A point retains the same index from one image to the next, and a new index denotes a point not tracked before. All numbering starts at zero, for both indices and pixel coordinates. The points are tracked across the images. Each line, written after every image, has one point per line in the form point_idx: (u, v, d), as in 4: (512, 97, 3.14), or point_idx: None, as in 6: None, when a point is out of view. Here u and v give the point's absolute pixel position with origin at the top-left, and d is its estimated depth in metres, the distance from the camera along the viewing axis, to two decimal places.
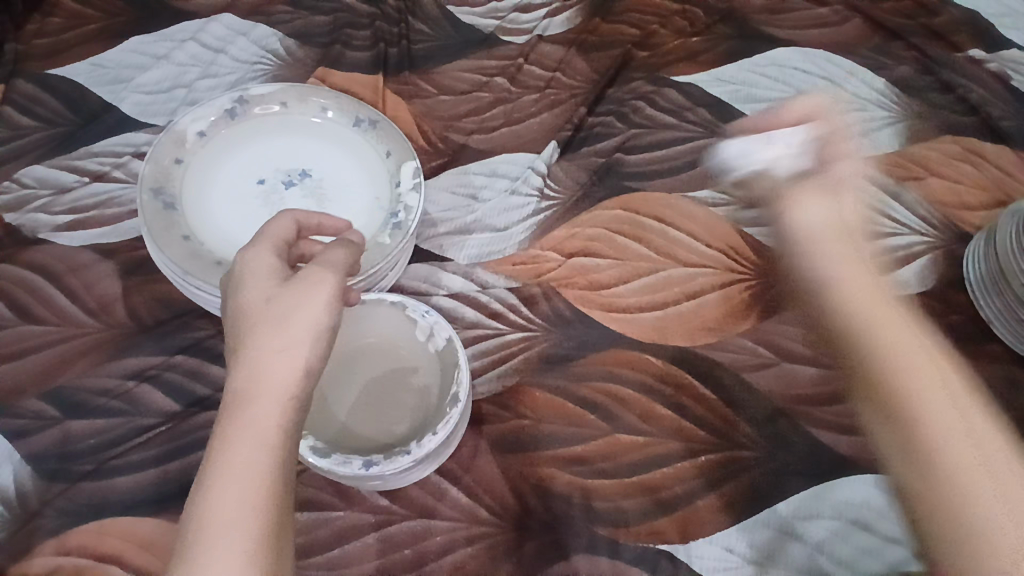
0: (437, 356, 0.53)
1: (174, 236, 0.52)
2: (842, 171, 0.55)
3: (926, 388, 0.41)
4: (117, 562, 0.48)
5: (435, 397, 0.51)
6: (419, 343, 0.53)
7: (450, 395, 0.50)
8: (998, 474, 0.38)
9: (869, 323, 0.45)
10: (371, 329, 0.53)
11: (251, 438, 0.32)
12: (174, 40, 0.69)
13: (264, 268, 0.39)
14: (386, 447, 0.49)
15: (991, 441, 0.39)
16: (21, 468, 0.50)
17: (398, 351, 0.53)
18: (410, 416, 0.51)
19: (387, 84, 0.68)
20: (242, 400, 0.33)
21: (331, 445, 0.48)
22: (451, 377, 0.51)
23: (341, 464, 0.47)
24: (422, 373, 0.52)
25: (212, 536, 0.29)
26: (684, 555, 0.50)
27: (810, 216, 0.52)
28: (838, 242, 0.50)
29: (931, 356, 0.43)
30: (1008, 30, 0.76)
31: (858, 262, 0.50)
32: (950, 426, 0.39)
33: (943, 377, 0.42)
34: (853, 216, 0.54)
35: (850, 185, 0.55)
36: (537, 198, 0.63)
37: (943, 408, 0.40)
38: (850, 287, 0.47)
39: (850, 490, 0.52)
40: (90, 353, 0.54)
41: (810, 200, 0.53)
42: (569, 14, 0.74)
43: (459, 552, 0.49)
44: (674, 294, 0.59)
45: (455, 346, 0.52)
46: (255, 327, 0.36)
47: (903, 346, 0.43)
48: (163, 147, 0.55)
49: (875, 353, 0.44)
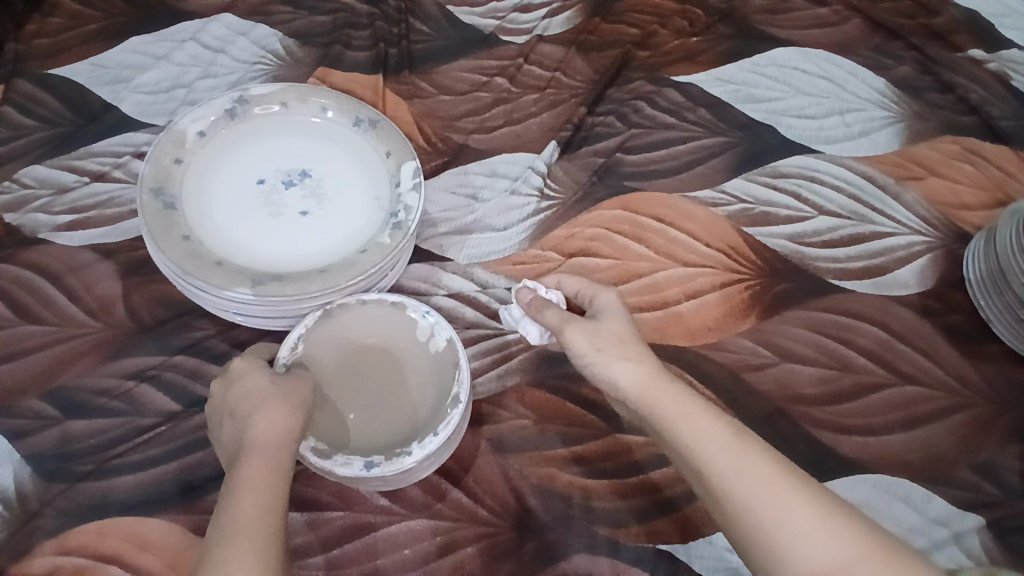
0: (438, 356, 0.52)
1: (174, 236, 0.51)
2: (606, 297, 0.51)
3: (712, 460, 0.39)
4: (117, 562, 0.48)
5: (436, 397, 0.51)
6: (419, 343, 0.53)
7: (451, 396, 0.50)
8: (807, 512, 0.36)
9: (658, 420, 0.43)
10: (367, 327, 0.53)
11: (271, 478, 0.40)
12: (174, 40, 0.69)
13: (255, 364, 0.46)
14: (388, 448, 0.49)
15: (781, 488, 0.37)
16: (21, 468, 0.50)
17: (397, 350, 0.53)
18: (410, 416, 0.51)
19: (387, 84, 0.68)
20: (263, 451, 0.41)
21: (332, 445, 0.48)
22: (451, 378, 0.51)
23: (341, 465, 0.47)
24: (421, 373, 0.52)
25: (236, 550, 0.36)
26: (683, 555, 0.50)
27: (583, 348, 0.48)
28: (614, 352, 0.47)
29: (707, 418, 0.42)
30: (1008, 29, 0.76)
31: (638, 357, 0.47)
32: (752, 479, 0.38)
33: (722, 436, 0.40)
34: (630, 333, 0.49)
35: (622, 305, 0.51)
36: (537, 198, 0.63)
37: (733, 475, 0.38)
38: (639, 387, 0.45)
39: (849, 490, 0.52)
40: (91, 353, 0.54)
41: (574, 335, 0.49)
42: (569, 14, 0.74)
43: (460, 553, 0.49)
44: (674, 294, 0.59)
45: (455, 347, 0.52)
46: (266, 399, 0.44)
47: (681, 429, 0.41)
48: (163, 147, 0.54)
49: (674, 454, 0.42)
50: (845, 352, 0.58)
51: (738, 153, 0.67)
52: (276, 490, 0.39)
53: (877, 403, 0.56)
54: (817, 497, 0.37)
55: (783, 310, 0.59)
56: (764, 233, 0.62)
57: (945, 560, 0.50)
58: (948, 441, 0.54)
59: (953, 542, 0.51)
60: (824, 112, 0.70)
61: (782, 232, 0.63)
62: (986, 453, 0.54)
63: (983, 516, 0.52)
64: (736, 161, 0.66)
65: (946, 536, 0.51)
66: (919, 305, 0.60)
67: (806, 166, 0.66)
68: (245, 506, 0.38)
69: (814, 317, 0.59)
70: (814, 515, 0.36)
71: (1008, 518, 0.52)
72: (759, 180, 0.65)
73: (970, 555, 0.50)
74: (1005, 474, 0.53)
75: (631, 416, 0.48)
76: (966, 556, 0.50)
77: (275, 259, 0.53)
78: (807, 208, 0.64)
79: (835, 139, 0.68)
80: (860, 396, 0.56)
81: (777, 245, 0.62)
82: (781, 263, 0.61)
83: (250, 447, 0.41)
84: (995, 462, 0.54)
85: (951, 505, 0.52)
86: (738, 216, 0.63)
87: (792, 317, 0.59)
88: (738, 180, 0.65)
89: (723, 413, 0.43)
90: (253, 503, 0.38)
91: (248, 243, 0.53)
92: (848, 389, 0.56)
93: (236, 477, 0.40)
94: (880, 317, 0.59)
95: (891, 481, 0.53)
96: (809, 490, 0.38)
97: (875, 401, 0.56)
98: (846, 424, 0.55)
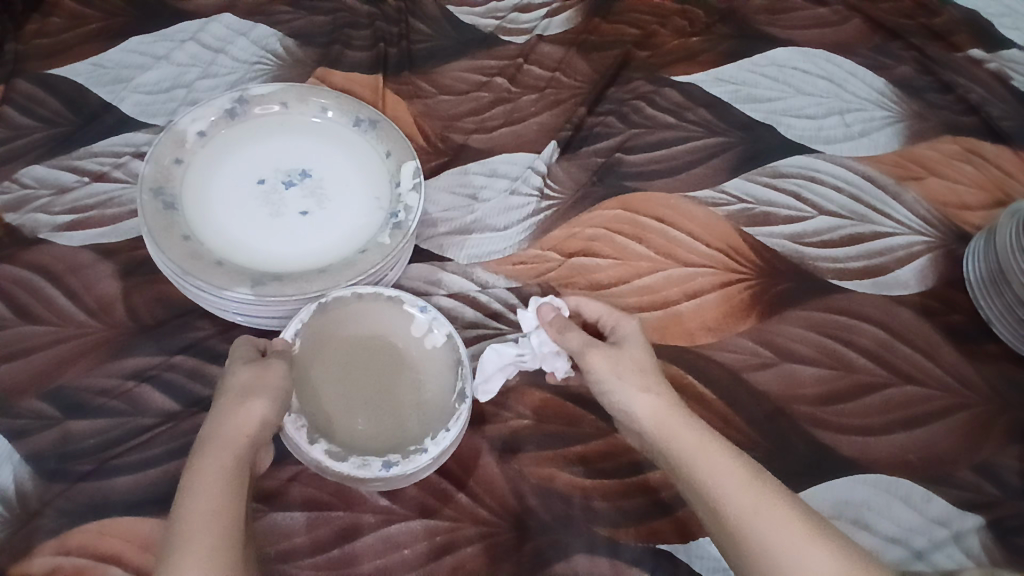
0: (437, 348, 0.53)
1: (174, 236, 0.51)
2: (629, 327, 0.51)
3: (727, 497, 0.40)
4: (117, 562, 0.48)
5: (439, 395, 0.52)
6: (417, 340, 0.53)
7: (457, 392, 0.51)
8: (822, 554, 0.36)
9: (675, 453, 0.43)
10: (364, 321, 0.53)
11: (234, 474, 0.40)
12: (174, 40, 0.69)
13: (238, 357, 0.47)
14: (401, 445, 0.50)
15: (796, 528, 0.38)
16: (21, 468, 0.50)
17: (396, 345, 0.53)
18: (412, 411, 0.51)
19: (387, 84, 0.68)
20: (227, 450, 0.41)
21: (345, 446, 0.49)
22: (454, 373, 0.52)
23: (360, 467, 0.48)
24: (422, 365, 0.53)
25: (182, 551, 0.36)
26: (684, 556, 0.50)
27: (604, 373, 0.48)
28: (634, 382, 0.47)
29: (725, 455, 0.42)
30: (1008, 29, 0.76)
31: (657, 389, 0.47)
32: (767, 517, 0.38)
33: (738, 475, 0.41)
34: (652, 364, 0.49)
35: (642, 334, 0.52)
36: (537, 198, 0.63)
37: (749, 513, 0.39)
38: (659, 418, 0.45)
39: (850, 490, 0.52)
40: (91, 353, 0.54)
41: (596, 359, 0.49)
42: (569, 13, 0.74)
43: (460, 552, 0.49)
44: (674, 294, 0.59)
45: (455, 343, 0.53)
46: (229, 395, 0.44)
47: (695, 462, 0.42)
48: (163, 147, 0.54)
49: (688, 491, 0.42)
50: (844, 352, 0.58)
51: (738, 153, 0.67)
52: (239, 486, 0.40)
53: (877, 403, 0.56)
54: (835, 541, 0.37)
55: (783, 310, 0.59)
56: (764, 233, 0.62)
57: (945, 561, 0.50)
58: (948, 440, 0.54)
59: (953, 541, 0.51)
60: (825, 112, 0.70)
61: (782, 232, 0.63)
62: (986, 452, 0.54)
63: (983, 515, 0.52)
64: (737, 161, 0.66)
65: (946, 536, 0.51)
66: (919, 305, 0.60)
67: (807, 166, 0.66)
68: (196, 503, 0.38)
69: (814, 317, 0.59)
70: (835, 561, 0.36)
71: (1008, 518, 0.52)
72: (759, 180, 0.65)
73: (970, 555, 0.50)
74: (1005, 474, 0.53)
75: (643, 446, 0.49)
76: (965, 556, 0.50)
77: (275, 259, 0.53)
78: (807, 208, 0.64)
79: (835, 139, 0.68)
80: (860, 396, 0.56)
81: (777, 245, 0.62)
82: (781, 263, 0.61)
83: (218, 442, 0.41)
84: (995, 462, 0.54)
85: (952, 505, 0.52)
86: (738, 216, 0.63)
87: (792, 317, 0.59)
88: (738, 180, 0.65)
89: (740, 453, 0.43)
90: (204, 502, 0.38)
91: (248, 243, 0.53)
92: (848, 389, 0.56)
93: (193, 473, 0.40)
94: (880, 316, 0.59)
95: (891, 481, 0.53)
96: (829, 535, 0.38)
97: (875, 401, 0.56)
98: (846, 424, 0.55)
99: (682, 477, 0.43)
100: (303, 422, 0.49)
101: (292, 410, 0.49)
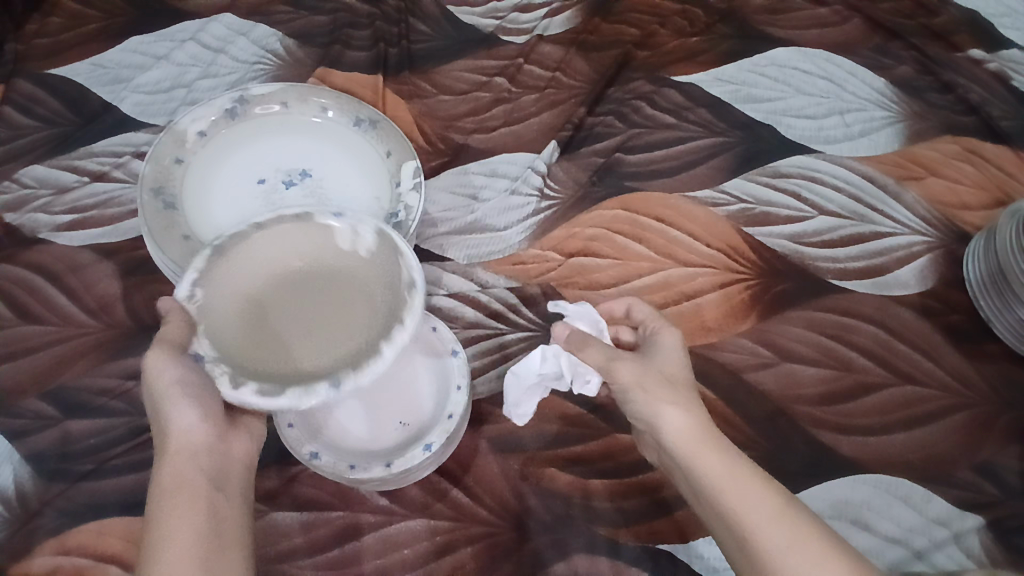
0: (369, 249, 0.42)
1: (174, 236, 0.53)
2: (667, 336, 0.50)
3: (758, 533, 0.38)
4: (116, 562, 0.47)
5: (384, 296, 0.41)
6: (342, 249, 0.42)
7: (405, 283, 0.40)
8: None
9: (699, 480, 0.42)
10: (268, 243, 0.42)
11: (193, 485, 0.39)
12: (174, 40, 0.69)
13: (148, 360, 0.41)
14: (352, 359, 0.39)
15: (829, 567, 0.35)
16: (21, 468, 0.50)
17: (322, 263, 0.42)
18: (355, 325, 0.40)
19: (387, 84, 0.68)
20: (177, 463, 0.40)
21: (283, 381, 0.38)
22: (397, 266, 0.41)
23: (304, 396, 0.37)
24: (354, 269, 0.41)
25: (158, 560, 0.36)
26: (684, 555, 0.50)
27: (629, 384, 0.46)
28: (660, 395, 0.45)
29: (758, 485, 0.40)
30: (1008, 29, 0.76)
31: (687, 405, 0.45)
32: (799, 556, 0.36)
33: (768, 506, 0.39)
34: (681, 375, 0.48)
35: (679, 344, 0.50)
36: (536, 198, 0.63)
37: (782, 549, 0.37)
38: (684, 439, 0.43)
39: (850, 490, 0.52)
40: (90, 353, 0.54)
41: (624, 369, 0.47)
42: (569, 14, 0.74)
43: (460, 553, 0.49)
44: (674, 294, 0.59)
45: (388, 236, 0.42)
46: (156, 406, 0.41)
47: (721, 491, 0.40)
48: (164, 147, 0.55)
49: (714, 519, 0.41)
50: (844, 352, 0.58)
51: (737, 153, 0.67)
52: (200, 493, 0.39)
53: (877, 403, 0.56)
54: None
55: (783, 310, 0.59)
56: (764, 233, 0.62)
57: (945, 561, 0.50)
58: (948, 440, 0.54)
59: (953, 541, 0.51)
60: (825, 113, 0.70)
61: (782, 232, 0.63)
62: (985, 452, 0.54)
63: (983, 516, 0.52)
64: (736, 162, 0.66)
65: (946, 536, 0.51)
66: (919, 306, 0.60)
67: (806, 166, 0.66)
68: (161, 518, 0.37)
69: (815, 317, 0.59)
70: None
71: (1008, 518, 0.52)
72: (759, 180, 0.65)
73: (970, 555, 0.50)
74: (1005, 474, 0.53)
75: (662, 463, 0.47)
76: (966, 556, 0.50)
77: None
78: (807, 208, 0.64)
79: (835, 139, 0.68)
80: (860, 396, 0.56)
81: (777, 245, 0.62)
82: (781, 263, 0.61)
83: (167, 458, 0.40)
84: (995, 462, 0.54)
85: (952, 505, 0.52)
86: (738, 216, 0.63)
87: (792, 317, 0.59)
88: (738, 180, 0.65)
89: (773, 481, 0.41)
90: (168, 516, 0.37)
91: None
92: (848, 389, 0.56)
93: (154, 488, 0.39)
94: (880, 316, 0.59)
95: (891, 481, 0.53)
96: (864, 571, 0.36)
97: (875, 401, 0.56)
98: (846, 424, 0.55)
99: (706, 503, 0.41)
100: (222, 367, 0.38)
101: (207, 359, 0.39)
